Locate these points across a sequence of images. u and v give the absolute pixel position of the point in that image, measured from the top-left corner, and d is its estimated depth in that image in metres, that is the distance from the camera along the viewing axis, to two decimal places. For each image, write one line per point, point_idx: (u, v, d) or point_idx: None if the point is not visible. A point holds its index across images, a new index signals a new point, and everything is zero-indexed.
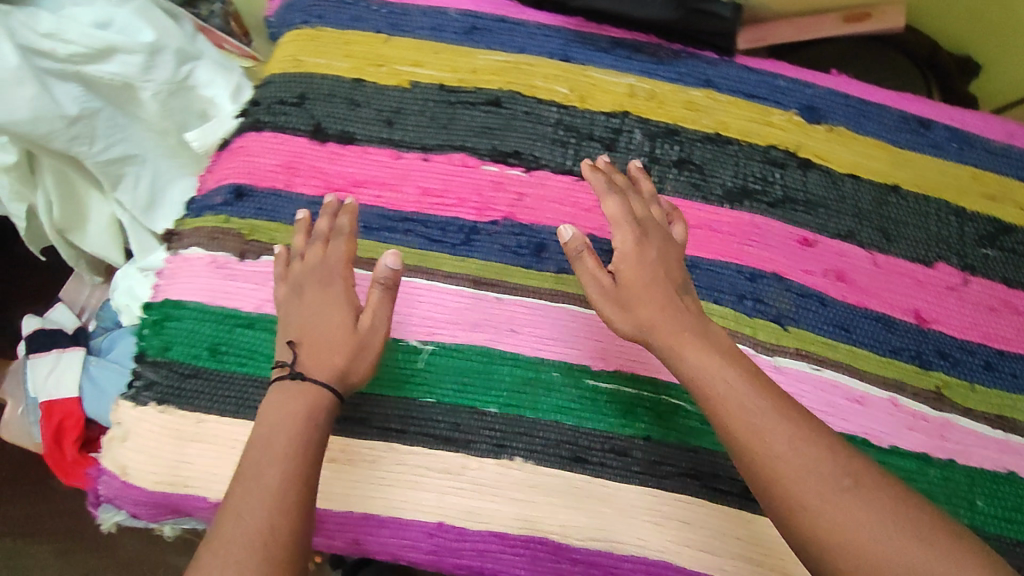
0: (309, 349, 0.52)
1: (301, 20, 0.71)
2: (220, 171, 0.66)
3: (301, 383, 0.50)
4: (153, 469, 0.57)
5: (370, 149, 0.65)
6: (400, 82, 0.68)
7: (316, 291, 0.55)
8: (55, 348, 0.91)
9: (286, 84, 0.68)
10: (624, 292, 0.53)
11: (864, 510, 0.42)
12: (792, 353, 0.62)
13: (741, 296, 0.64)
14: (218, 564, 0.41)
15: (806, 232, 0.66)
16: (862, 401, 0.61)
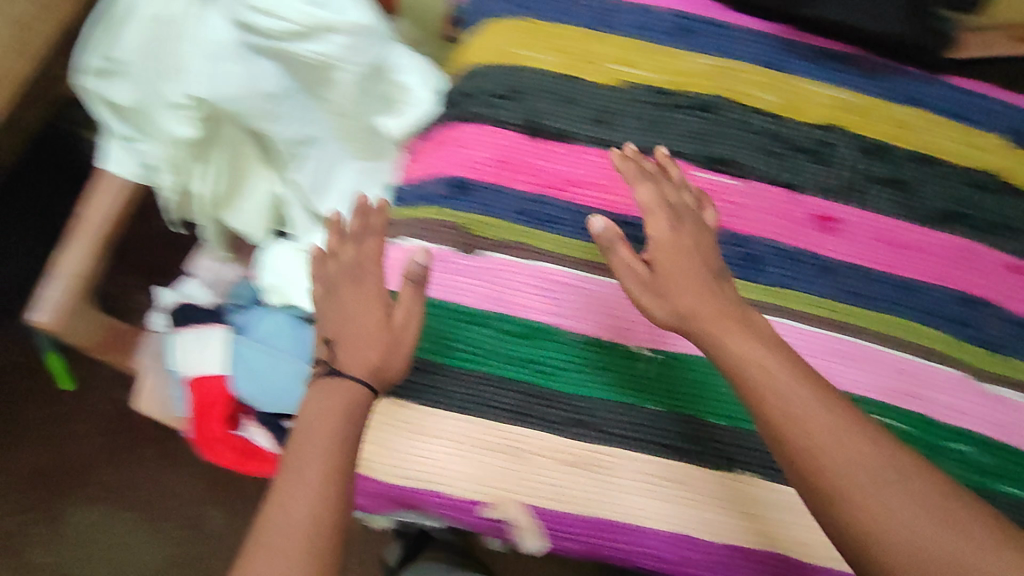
0: (347, 344, 0.56)
1: (505, 10, 0.69)
2: (429, 162, 0.67)
3: (340, 379, 0.54)
4: (393, 464, 0.58)
5: (584, 148, 0.64)
6: (612, 81, 0.66)
7: (352, 290, 0.58)
8: (202, 324, 0.92)
9: (497, 76, 0.67)
10: (660, 280, 0.53)
11: (901, 503, 0.41)
12: (988, 376, 0.61)
13: (939, 315, 0.63)
14: (268, 554, 0.45)
15: (1000, 254, 0.65)
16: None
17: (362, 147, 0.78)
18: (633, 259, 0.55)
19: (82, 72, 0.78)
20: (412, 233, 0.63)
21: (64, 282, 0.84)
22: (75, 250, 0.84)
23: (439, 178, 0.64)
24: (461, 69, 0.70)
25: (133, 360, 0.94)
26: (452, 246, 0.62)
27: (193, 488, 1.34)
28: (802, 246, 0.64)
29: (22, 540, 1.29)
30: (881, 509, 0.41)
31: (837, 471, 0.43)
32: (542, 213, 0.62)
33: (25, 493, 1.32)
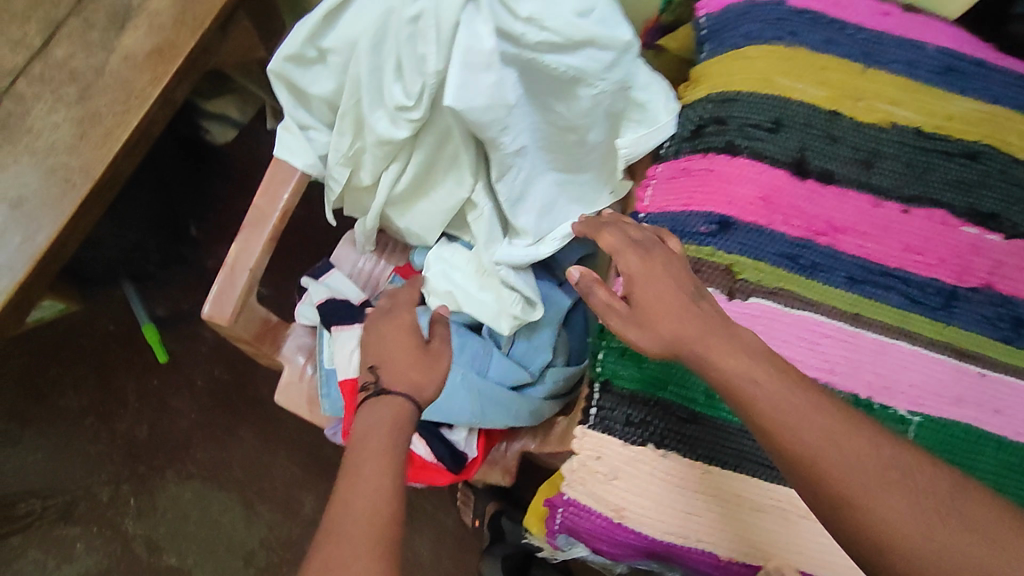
0: (389, 366, 0.61)
1: (772, 35, 0.64)
2: (678, 191, 0.63)
3: (388, 399, 0.58)
4: (660, 517, 0.55)
5: (850, 192, 0.61)
6: (881, 121, 0.62)
7: (385, 322, 0.65)
8: (357, 323, 0.88)
9: (758, 105, 0.62)
10: (640, 312, 0.52)
11: (910, 505, 0.41)
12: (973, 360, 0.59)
13: (940, 306, 0.60)
14: (344, 552, 0.46)
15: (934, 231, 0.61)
16: (942, 387, 0.58)
17: (565, 160, 0.74)
18: (611, 295, 0.54)
19: (276, 57, 0.72)
20: None
21: (238, 276, 0.78)
22: (249, 242, 0.79)
23: (697, 212, 0.61)
24: (712, 91, 0.65)
25: (278, 353, 0.91)
26: (719, 288, 0.58)
27: (287, 470, 1.30)
28: None
29: (116, 510, 1.28)
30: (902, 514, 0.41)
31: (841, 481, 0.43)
32: (808, 259, 0.60)
33: (120, 463, 1.30)
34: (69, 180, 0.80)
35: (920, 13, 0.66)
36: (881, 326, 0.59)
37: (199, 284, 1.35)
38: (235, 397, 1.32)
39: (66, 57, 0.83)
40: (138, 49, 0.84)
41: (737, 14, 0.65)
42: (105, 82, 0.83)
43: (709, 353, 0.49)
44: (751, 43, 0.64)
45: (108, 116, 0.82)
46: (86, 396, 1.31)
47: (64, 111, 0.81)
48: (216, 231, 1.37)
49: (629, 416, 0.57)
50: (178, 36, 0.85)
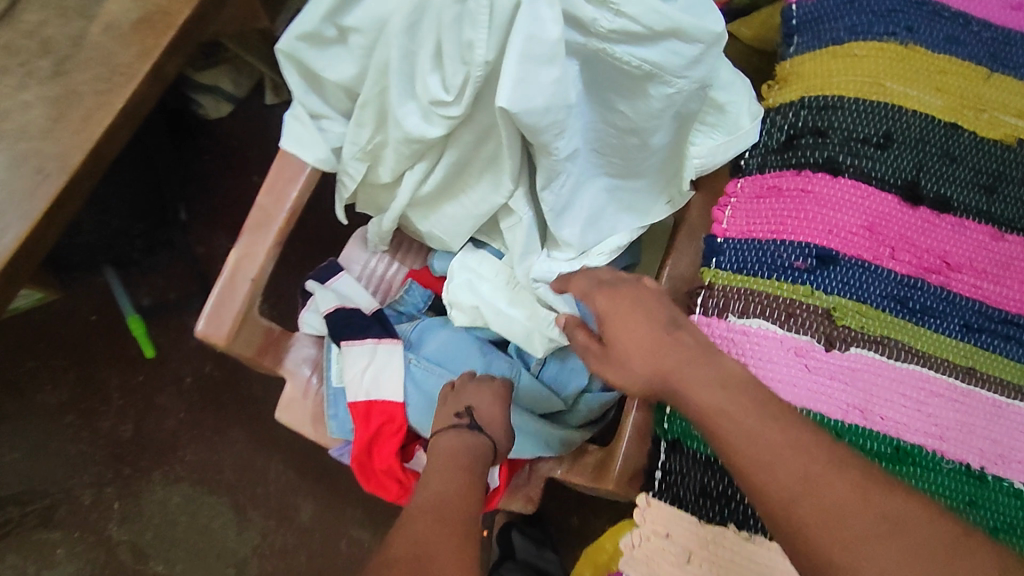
0: (482, 411, 0.65)
1: (884, 30, 0.54)
2: (765, 215, 0.53)
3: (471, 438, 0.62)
4: None
5: (967, 223, 0.52)
6: (1006, 137, 0.53)
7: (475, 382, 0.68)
8: (370, 337, 0.77)
9: (866, 115, 0.53)
10: (612, 350, 0.48)
11: (899, 561, 0.36)
12: (994, 384, 0.50)
13: (956, 322, 0.51)
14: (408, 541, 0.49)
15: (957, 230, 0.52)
16: (957, 406, 0.49)
17: (620, 165, 0.61)
18: (592, 338, 0.51)
19: (286, 35, 0.61)
20: (755, 308, 0.51)
21: (239, 286, 0.68)
22: (251, 248, 0.69)
23: (790, 243, 0.51)
24: (807, 94, 0.55)
25: (281, 367, 0.80)
26: (815, 338, 0.49)
27: (282, 475, 1.20)
28: None
29: (99, 514, 1.18)
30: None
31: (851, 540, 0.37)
32: (920, 303, 0.50)
33: (103, 463, 1.19)
34: (41, 169, 0.69)
35: None
36: (997, 384, 0.50)
37: (187, 273, 1.23)
38: (227, 396, 1.21)
39: (38, 23, 0.72)
40: (123, 17, 0.72)
41: (841, 3, 0.56)
42: (85, 56, 0.71)
43: (705, 396, 0.43)
44: (858, 38, 0.55)
45: (88, 95, 0.71)
46: (66, 390, 1.20)
47: (36, 88, 0.70)
48: (206, 213, 1.24)
49: (705, 486, 0.49)
50: (169, 4, 0.73)
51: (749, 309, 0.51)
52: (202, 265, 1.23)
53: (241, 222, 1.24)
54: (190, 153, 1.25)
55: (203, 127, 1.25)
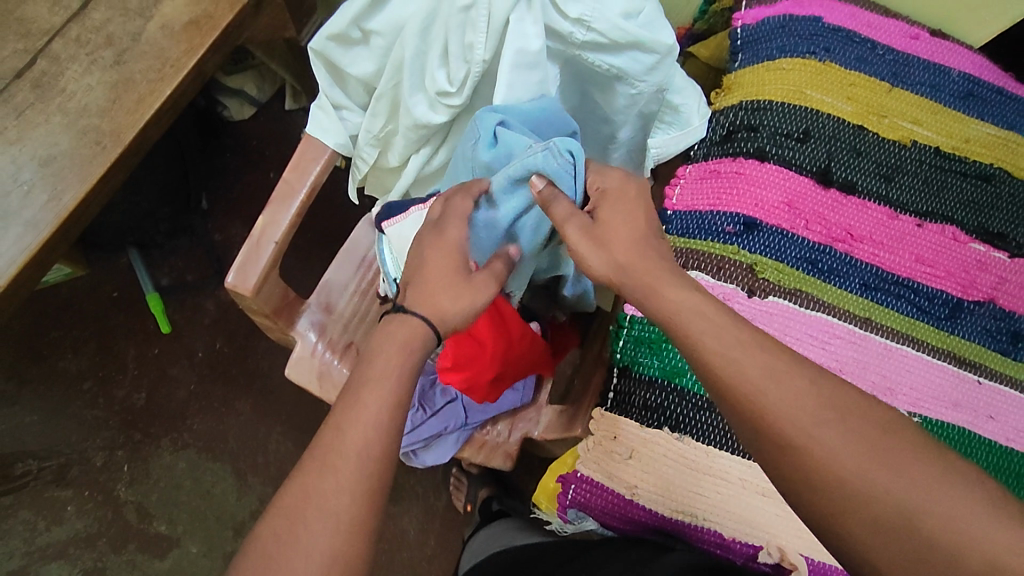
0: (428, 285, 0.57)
1: (806, 49, 0.67)
2: (706, 192, 0.65)
3: (408, 325, 0.56)
4: (670, 495, 0.59)
5: (869, 204, 0.64)
6: (902, 137, 0.66)
7: (432, 241, 0.59)
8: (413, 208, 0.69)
9: (789, 115, 0.65)
10: (601, 231, 0.54)
11: (843, 441, 0.42)
12: (888, 332, 0.62)
13: (864, 284, 0.63)
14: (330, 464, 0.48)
15: (864, 213, 0.64)
16: (857, 350, 0.61)
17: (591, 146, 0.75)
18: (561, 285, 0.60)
19: (318, 35, 0.73)
20: (692, 263, 0.63)
21: (263, 247, 0.79)
22: (276, 216, 0.80)
23: (723, 213, 0.64)
24: (744, 99, 0.68)
25: (293, 329, 0.90)
26: (740, 287, 0.61)
27: (282, 446, 1.27)
28: None
29: (109, 476, 1.25)
30: (830, 443, 0.42)
31: (773, 408, 0.44)
32: (827, 264, 0.62)
33: (115, 428, 1.27)
34: (99, 143, 0.81)
35: (946, 38, 0.69)
36: (888, 331, 0.62)
37: (203, 257, 1.32)
38: (235, 370, 1.30)
39: (104, 21, 0.84)
40: (176, 19, 0.85)
41: (773, 28, 0.69)
42: (141, 50, 0.84)
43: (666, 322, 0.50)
44: (786, 55, 0.67)
45: (143, 82, 0.83)
46: (85, 359, 1.28)
47: (98, 74, 0.82)
48: (225, 201, 1.35)
49: (646, 400, 0.60)
50: (215, 9, 0.86)
51: (689, 264, 0.63)
52: (217, 250, 1.33)
53: (257, 212, 1.34)
54: (213, 149, 1.36)
55: (226, 127, 1.37)
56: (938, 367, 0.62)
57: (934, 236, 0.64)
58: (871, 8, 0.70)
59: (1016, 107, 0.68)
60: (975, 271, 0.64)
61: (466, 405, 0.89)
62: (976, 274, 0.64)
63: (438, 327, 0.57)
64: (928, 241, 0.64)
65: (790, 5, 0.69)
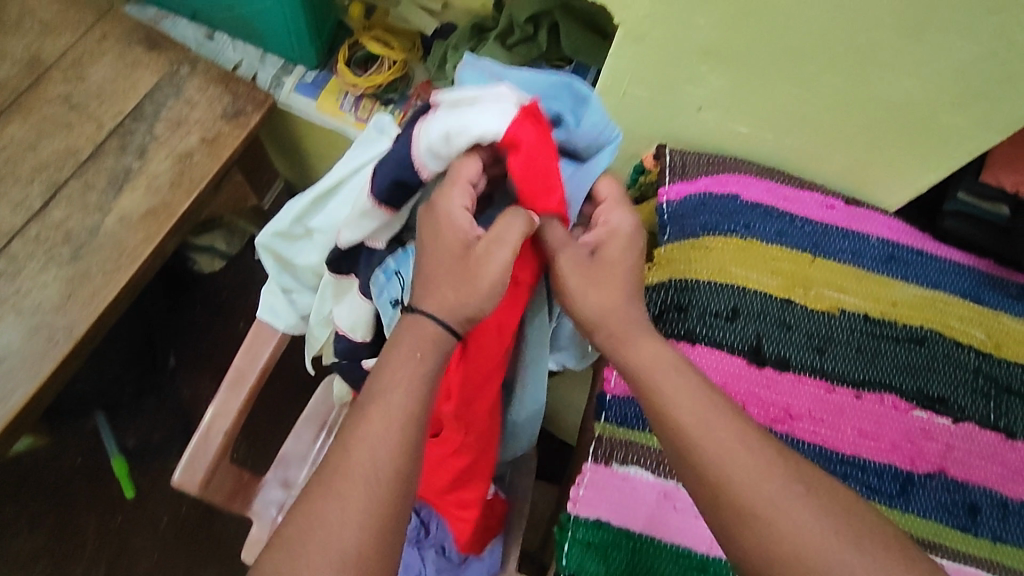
0: (446, 284, 0.56)
1: (727, 226, 0.70)
2: None
3: (423, 322, 0.56)
4: None
5: (805, 378, 0.64)
6: (830, 307, 0.67)
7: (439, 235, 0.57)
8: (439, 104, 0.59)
9: (716, 294, 0.67)
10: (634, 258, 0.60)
11: None
12: None
13: None
14: None
15: (802, 391, 0.64)
16: None
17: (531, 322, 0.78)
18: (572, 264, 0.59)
19: (265, 231, 0.76)
20: (633, 457, 0.62)
21: (212, 439, 0.78)
22: (226, 404, 0.79)
23: None
24: (671, 277, 0.69)
25: (249, 509, 0.88)
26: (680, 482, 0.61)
27: None
28: (1002, 487, 0.62)
29: None
30: None
31: None
32: None
33: None
34: (51, 339, 0.82)
35: (860, 205, 0.72)
36: None
37: (170, 417, 1.32)
38: (201, 534, 1.25)
39: (63, 217, 0.87)
40: (133, 210, 0.89)
41: (695, 205, 0.72)
42: (98, 242, 0.86)
43: None
44: (709, 233, 0.70)
45: (98, 275, 0.85)
46: (44, 532, 1.23)
47: (54, 271, 0.85)
48: (193, 357, 1.36)
49: None
50: (173, 197, 0.90)
51: (628, 458, 0.62)
52: (185, 408, 1.33)
53: (225, 366, 1.36)
54: (183, 304, 1.38)
55: (197, 280, 1.40)
56: None
57: (875, 406, 0.64)
58: (787, 179, 0.72)
59: (936, 266, 0.70)
60: (920, 440, 0.64)
61: None
62: (921, 443, 0.63)
63: (449, 323, 0.56)
64: (872, 412, 0.64)
65: (709, 181, 0.72)
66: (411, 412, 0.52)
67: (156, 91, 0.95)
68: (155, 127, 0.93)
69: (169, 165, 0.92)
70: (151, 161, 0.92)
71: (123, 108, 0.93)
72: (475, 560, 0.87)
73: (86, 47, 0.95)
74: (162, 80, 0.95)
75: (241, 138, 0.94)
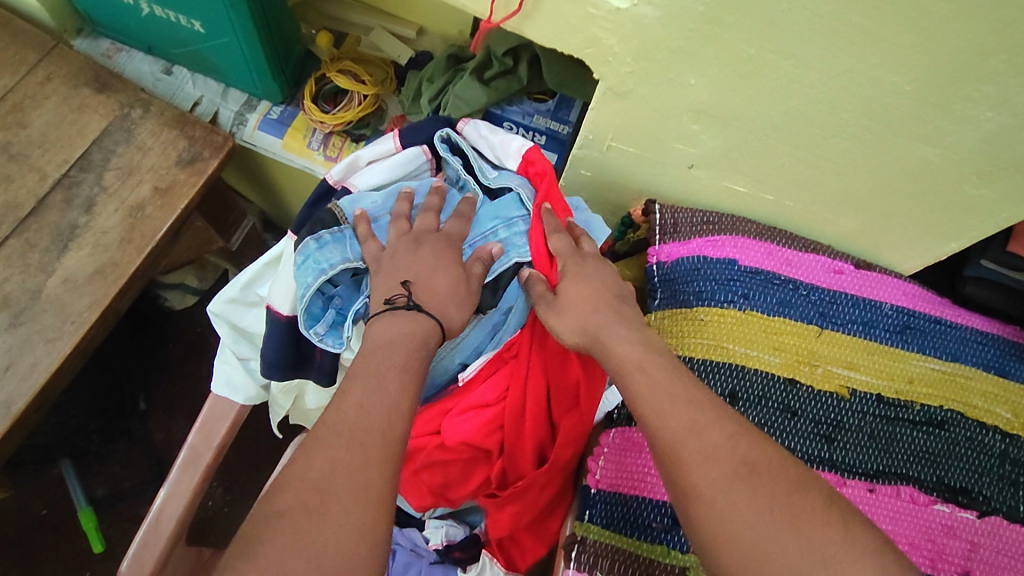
0: (430, 287, 0.56)
1: (724, 297, 0.63)
2: (631, 470, 0.59)
3: (415, 319, 0.53)
4: None
5: (812, 472, 0.57)
6: (839, 388, 0.60)
7: (436, 245, 0.58)
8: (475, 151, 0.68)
9: (712, 377, 0.60)
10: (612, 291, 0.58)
11: None
12: None
13: None
14: None
15: None
16: None
17: None
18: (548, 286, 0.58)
19: (218, 298, 0.71)
20: (620, 568, 0.56)
21: (163, 526, 0.71)
22: (179, 485, 0.72)
23: (650, 501, 0.57)
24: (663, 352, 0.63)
25: None
26: None
27: None
28: None
29: None
30: None
31: None
32: None
33: None
34: None
35: (870, 268, 0.65)
36: None
37: (143, 461, 1.24)
38: None
39: (1, 280, 0.80)
40: (80, 270, 0.82)
41: (688, 270, 0.65)
42: (40, 307, 0.80)
43: None
44: (704, 304, 0.63)
45: (38, 343, 0.78)
46: None
47: None
48: (164, 399, 1.28)
49: None
50: (122, 255, 0.84)
51: (614, 568, 0.56)
52: (158, 451, 1.25)
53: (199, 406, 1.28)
54: (153, 342, 1.30)
55: (167, 318, 1.32)
56: None
57: (891, 501, 0.57)
58: (790, 241, 0.66)
59: (955, 334, 0.63)
60: (942, 537, 0.57)
61: None
62: (943, 541, 0.57)
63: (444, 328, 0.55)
64: (887, 508, 0.57)
65: (704, 243, 0.66)
66: (384, 491, 0.44)
67: (104, 137, 0.88)
68: (103, 176, 0.86)
69: (119, 220, 0.85)
70: (99, 215, 0.85)
71: (67, 157, 0.86)
72: None
73: (26, 91, 0.87)
74: (111, 125, 0.88)
75: (198, 186, 0.88)
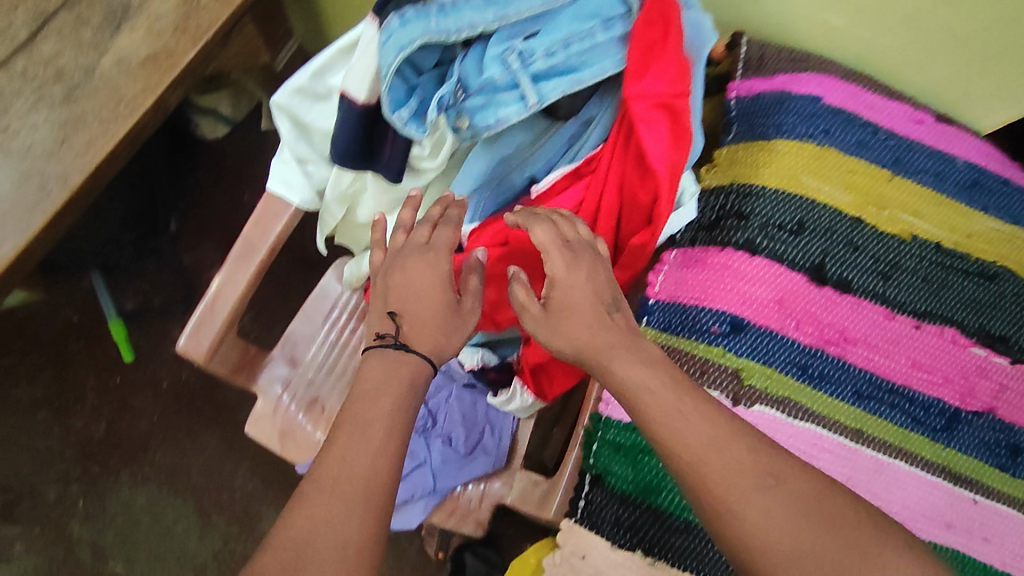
0: (412, 318, 0.53)
1: (804, 131, 0.63)
2: (690, 285, 0.62)
3: (405, 357, 0.51)
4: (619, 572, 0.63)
5: (864, 303, 0.60)
6: (901, 231, 0.62)
7: (420, 265, 0.55)
8: None
9: (782, 206, 0.61)
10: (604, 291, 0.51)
11: None
12: (881, 445, 0.59)
13: (858, 394, 0.59)
14: None
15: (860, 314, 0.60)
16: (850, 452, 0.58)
17: None
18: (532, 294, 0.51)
19: (284, 88, 0.69)
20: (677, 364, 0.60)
21: (219, 311, 0.73)
22: (234, 275, 0.73)
23: (710, 310, 0.60)
24: (734, 180, 0.64)
25: (254, 383, 0.85)
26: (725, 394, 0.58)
27: (248, 482, 1.19)
28: None
29: (62, 511, 1.16)
30: None
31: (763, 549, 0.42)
32: (818, 369, 0.59)
33: (70, 460, 1.18)
34: (43, 188, 0.75)
35: (951, 123, 0.65)
36: (881, 444, 0.59)
37: (172, 280, 1.26)
38: (202, 400, 1.22)
39: (54, 53, 0.78)
40: (132, 53, 0.79)
41: (770, 103, 0.65)
42: (94, 85, 0.78)
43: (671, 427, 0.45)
44: (782, 136, 0.63)
45: (93, 122, 0.77)
46: (41, 387, 1.20)
47: (45, 112, 0.76)
48: (195, 224, 1.29)
49: (619, 516, 0.64)
50: (176, 44, 0.80)
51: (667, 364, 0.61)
52: (188, 273, 1.27)
53: (229, 235, 1.29)
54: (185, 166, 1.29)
55: (199, 144, 1.30)
56: (926, 479, 0.58)
57: (932, 338, 0.60)
58: (876, 86, 0.65)
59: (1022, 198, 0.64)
60: (974, 376, 0.60)
61: (435, 471, 0.84)
62: (974, 380, 0.60)
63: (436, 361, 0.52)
64: (928, 344, 0.60)
65: (789, 78, 0.64)
66: None
67: None
68: None
69: (173, 6, 0.81)
70: None
71: None
72: (481, 453, 0.86)
73: None
74: None
75: None
